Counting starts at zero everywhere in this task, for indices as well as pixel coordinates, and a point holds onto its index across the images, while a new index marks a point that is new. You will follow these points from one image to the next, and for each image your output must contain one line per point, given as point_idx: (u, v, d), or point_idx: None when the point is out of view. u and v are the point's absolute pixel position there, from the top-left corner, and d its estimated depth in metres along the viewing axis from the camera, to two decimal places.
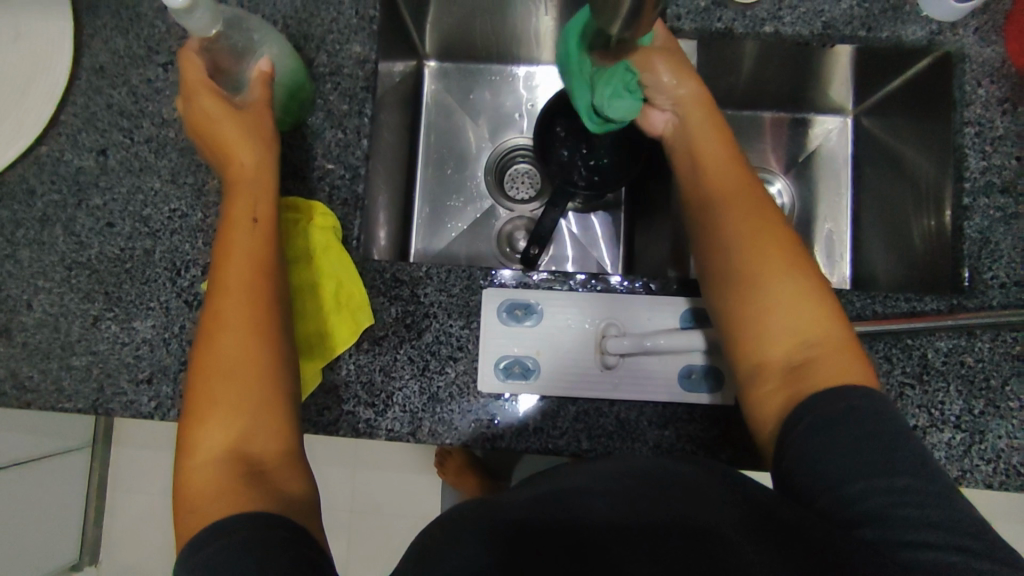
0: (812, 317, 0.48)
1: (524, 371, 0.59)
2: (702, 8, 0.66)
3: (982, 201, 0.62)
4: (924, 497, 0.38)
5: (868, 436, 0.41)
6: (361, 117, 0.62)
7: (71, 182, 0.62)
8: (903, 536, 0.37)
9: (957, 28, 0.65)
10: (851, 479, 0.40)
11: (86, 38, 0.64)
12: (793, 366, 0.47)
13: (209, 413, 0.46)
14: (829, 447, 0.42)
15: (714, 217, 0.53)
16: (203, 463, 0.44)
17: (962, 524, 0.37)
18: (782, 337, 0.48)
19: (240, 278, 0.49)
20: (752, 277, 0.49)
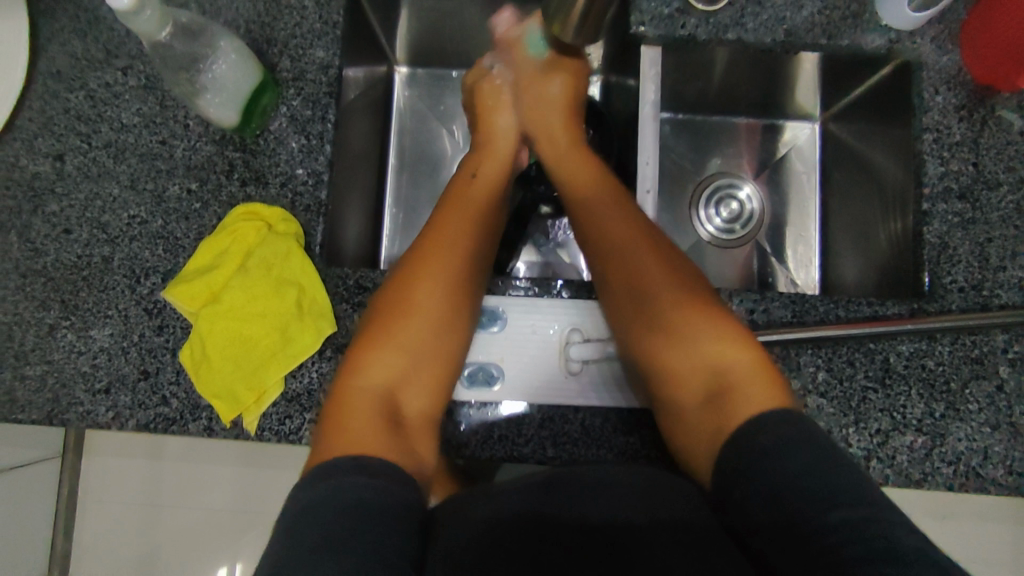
0: (726, 342, 0.52)
1: (487, 378, 0.59)
2: (666, 14, 0.66)
3: (941, 207, 0.63)
4: (847, 499, 0.40)
5: (816, 463, 0.42)
6: (324, 123, 0.61)
7: (27, 188, 0.61)
8: (831, 527, 0.39)
9: (916, 36, 0.66)
10: (817, 500, 0.41)
11: (42, 41, 0.62)
12: (713, 397, 0.51)
13: (385, 357, 0.53)
14: (759, 460, 0.44)
15: (603, 232, 0.60)
16: (367, 400, 0.51)
17: (888, 530, 0.38)
18: (703, 365, 0.52)
19: (439, 275, 0.56)
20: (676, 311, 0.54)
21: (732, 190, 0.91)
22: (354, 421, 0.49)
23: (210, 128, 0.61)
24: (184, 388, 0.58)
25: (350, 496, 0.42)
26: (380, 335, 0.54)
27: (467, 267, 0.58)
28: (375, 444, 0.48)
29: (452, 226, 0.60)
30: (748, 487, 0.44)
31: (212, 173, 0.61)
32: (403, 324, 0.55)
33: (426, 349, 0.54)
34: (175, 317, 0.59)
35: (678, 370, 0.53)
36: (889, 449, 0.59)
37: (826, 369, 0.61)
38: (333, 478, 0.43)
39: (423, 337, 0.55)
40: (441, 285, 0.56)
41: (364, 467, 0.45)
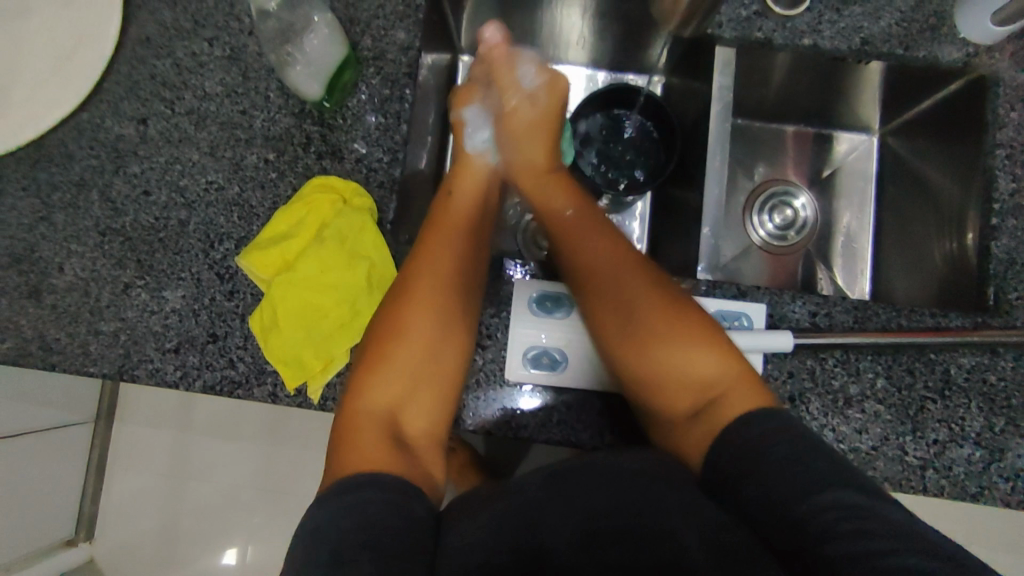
0: (698, 350, 0.54)
1: (551, 362, 0.59)
2: (744, 17, 0.67)
3: (1010, 222, 0.63)
4: (823, 485, 0.43)
5: (794, 458, 0.45)
6: (402, 103, 0.62)
7: (111, 149, 0.62)
8: (821, 508, 0.42)
9: (994, 52, 0.66)
10: (815, 491, 0.43)
11: (134, 8, 0.64)
12: (699, 410, 0.53)
13: (388, 374, 0.55)
14: (761, 463, 0.46)
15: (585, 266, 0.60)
16: (375, 416, 0.54)
17: (876, 511, 0.41)
18: (683, 385, 0.54)
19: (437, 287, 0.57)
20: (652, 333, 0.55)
21: (787, 198, 0.92)
22: (363, 436, 0.52)
23: (290, 101, 0.62)
24: (250, 353, 0.58)
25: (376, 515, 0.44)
26: (377, 360, 0.56)
27: (460, 294, 0.58)
28: (381, 458, 0.50)
29: (439, 253, 0.59)
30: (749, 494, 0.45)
31: (290, 145, 0.62)
32: (395, 351, 0.56)
33: (428, 362, 0.56)
34: (246, 283, 0.60)
35: (675, 378, 0.54)
36: (946, 459, 0.59)
37: (886, 376, 0.60)
38: (351, 493, 0.46)
39: (420, 348, 0.56)
40: (428, 321, 0.56)
41: (365, 485, 0.47)
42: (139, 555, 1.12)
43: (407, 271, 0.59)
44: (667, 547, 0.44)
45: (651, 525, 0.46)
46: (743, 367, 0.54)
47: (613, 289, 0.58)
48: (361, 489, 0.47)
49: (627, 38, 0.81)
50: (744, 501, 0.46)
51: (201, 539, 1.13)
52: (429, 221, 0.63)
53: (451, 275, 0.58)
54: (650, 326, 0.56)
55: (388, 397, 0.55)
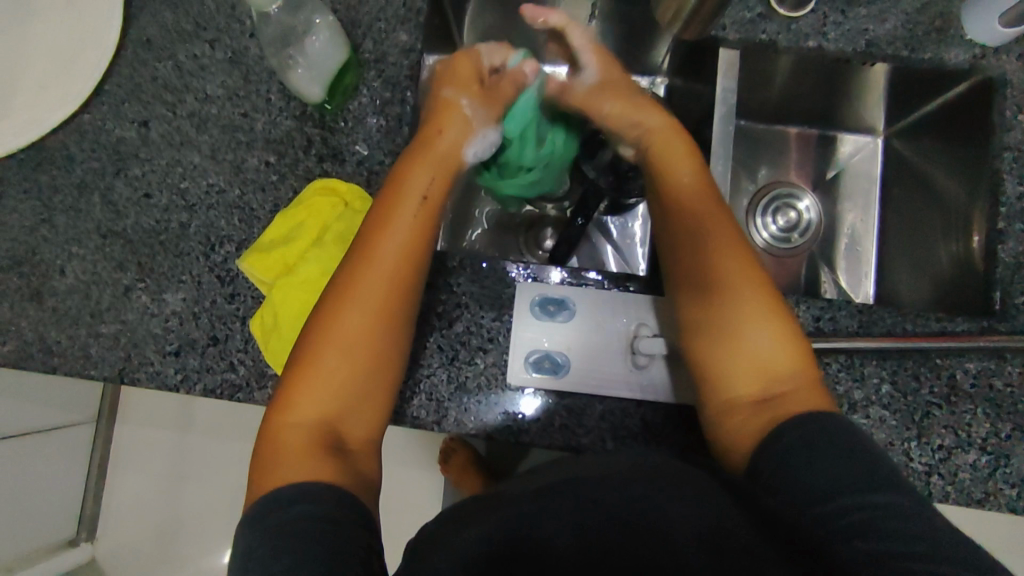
0: (772, 341, 0.52)
1: (553, 366, 0.58)
2: (748, 19, 0.66)
3: (1018, 226, 0.62)
4: (864, 487, 0.44)
5: (837, 463, 0.45)
6: (404, 105, 0.62)
7: (112, 152, 0.62)
8: (844, 510, 0.43)
9: (1001, 53, 0.65)
10: (844, 491, 0.44)
11: (136, 10, 0.64)
12: (763, 398, 0.51)
13: (318, 380, 0.50)
14: (799, 470, 0.46)
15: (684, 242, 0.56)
16: (301, 429, 0.49)
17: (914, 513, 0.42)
18: (754, 378, 0.52)
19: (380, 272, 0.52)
20: (737, 314, 0.53)
21: (790, 200, 0.91)
22: (286, 452, 0.48)
23: (291, 104, 0.62)
24: (251, 356, 0.58)
25: (298, 532, 0.41)
26: (303, 371, 0.51)
27: (394, 301, 0.52)
28: (310, 473, 0.46)
29: (381, 256, 0.52)
30: (782, 484, 0.46)
31: (291, 148, 0.62)
32: (320, 364, 0.51)
33: (365, 356, 0.51)
34: (246, 287, 0.59)
35: (754, 361, 0.52)
36: (952, 466, 0.58)
37: (891, 382, 0.60)
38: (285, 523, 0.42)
39: (359, 339, 0.51)
40: (361, 331, 0.51)
41: (301, 496, 0.44)
42: (140, 555, 1.12)
43: (342, 275, 0.53)
44: (670, 554, 0.42)
45: (654, 530, 0.44)
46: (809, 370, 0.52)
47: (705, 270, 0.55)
48: (291, 502, 0.44)
49: (630, 39, 0.81)
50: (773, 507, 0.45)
51: (202, 540, 1.13)
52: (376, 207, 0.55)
53: (387, 284, 0.52)
54: (740, 307, 0.53)
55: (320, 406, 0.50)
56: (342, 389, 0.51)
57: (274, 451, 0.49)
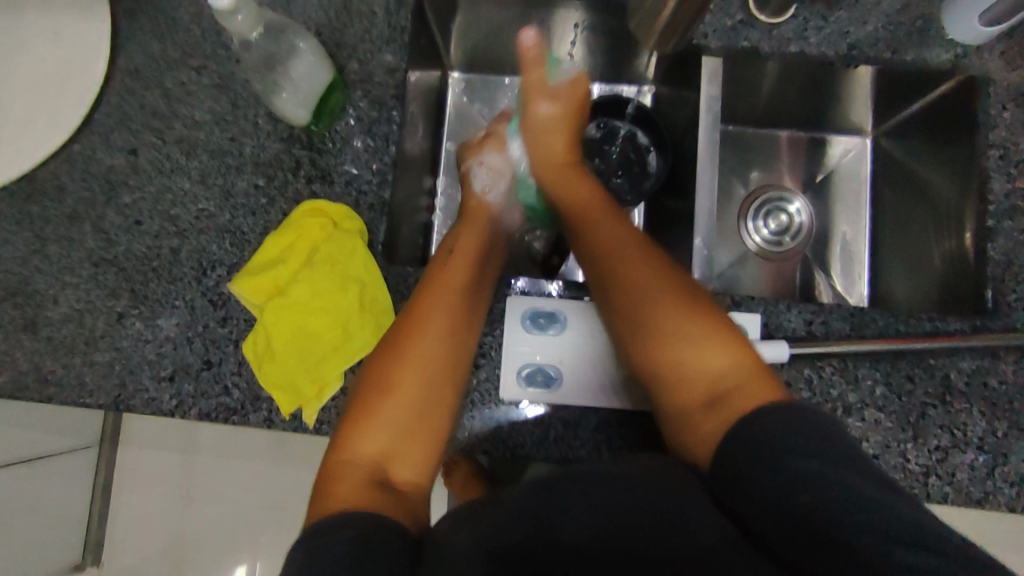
0: (696, 324, 0.52)
1: (546, 379, 0.58)
2: (729, 26, 0.67)
3: (1007, 224, 0.62)
4: (835, 478, 0.41)
5: (818, 447, 0.43)
6: (390, 123, 0.62)
7: (103, 180, 0.63)
8: (825, 505, 0.40)
9: (983, 52, 0.65)
10: (830, 476, 0.41)
11: (123, 40, 0.65)
12: (713, 402, 0.49)
13: (377, 419, 0.51)
14: (774, 457, 0.43)
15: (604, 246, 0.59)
16: (360, 467, 0.49)
17: (886, 505, 0.39)
18: (690, 374, 0.51)
19: (443, 315, 0.55)
20: (663, 324, 0.52)
21: (782, 203, 0.91)
22: (344, 486, 0.47)
23: (278, 127, 0.63)
24: (245, 379, 0.58)
25: (332, 554, 0.40)
26: (366, 406, 0.52)
27: (449, 346, 0.55)
28: (363, 503, 0.46)
29: (439, 304, 0.56)
30: (750, 484, 0.43)
31: (279, 171, 0.62)
32: (387, 397, 0.52)
33: (425, 395, 0.52)
34: (239, 310, 0.60)
35: (672, 358, 0.52)
36: (949, 466, 0.58)
37: (885, 383, 0.60)
38: (327, 533, 0.42)
39: (421, 369, 0.53)
40: (421, 362, 0.53)
41: (356, 522, 0.43)
42: None
43: (403, 316, 0.56)
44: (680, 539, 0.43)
45: (651, 525, 0.44)
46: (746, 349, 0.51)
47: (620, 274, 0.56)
48: (332, 530, 0.43)
49: (615, 51, 0.81)
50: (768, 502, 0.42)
51: (208, 560, 1.13)
52: (424, 280, 0.59)
53: (443, 329, 0.55)
54: (664, 312, 0.53)
55: (375, 439, 0.51)
56: (399, 424, 0.51)
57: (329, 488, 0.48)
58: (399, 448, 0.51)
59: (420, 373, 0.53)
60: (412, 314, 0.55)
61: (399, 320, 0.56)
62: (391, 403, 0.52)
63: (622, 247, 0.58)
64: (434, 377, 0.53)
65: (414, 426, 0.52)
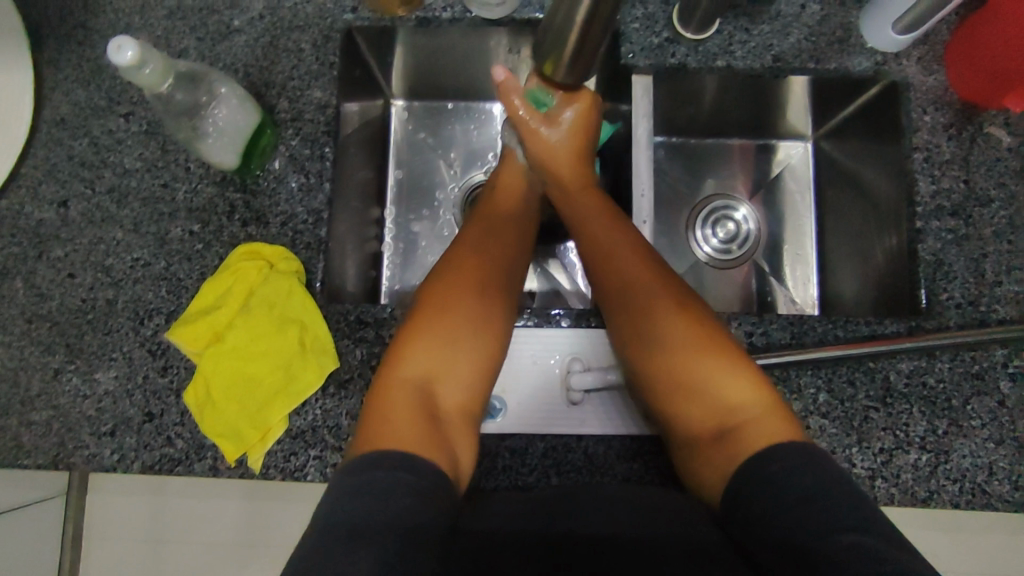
0: (729, 371, 0.51)
1: (489, 410, 0.58)
2: (656, 44, 0.68)
3: (934, 224, 0.64)
4: (839, 521, 0.40)
5: (826, 489, 0.42)
6: (323, 161, 0.62)
7: (32, 235, 0.62)
8: (824, 539, 0.39)
9: (901, 58, 0.67)
10: (841, 530, 0.39)
11: (47, 91, 0.64)
12: (723, 433, 0.49)
13: (431, 344, 0.52)
14: (768, 485, 0.43)
15: (625, 291, 0.56)
16: (408, 389, 0.49)
17: (886, 554, 0.37)
18: (707, 406, 0.50)
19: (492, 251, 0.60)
20: (676, 355, 0.52)
21: (728, 211, 0.91)
22: (397, 409, 0.48)
23: (210, 170, 0.62)
24: (188, 428, 0.58)
25: (375, 487, 0.40)
26: (424, 324, 0.53)
27: (499, 308, 0.55)
28: (415, 433, 0.46)
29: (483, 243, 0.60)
30: (750, 501, 0.44)
31: (214, 215, 0.62)
32: (450, 316, 0.53)
33: (483, 319, 0.54)
34: (179, 358, 0.59)
35: (684, 405, 0.51)
36: (894, 467, 0.59)
37: (827, 390, 0.60)
38: (371, 469, 0.42)
39: (479, 292, 0.55)
40: (480, 286, 0.56)
41: (403, 456, 0.43)
42: None
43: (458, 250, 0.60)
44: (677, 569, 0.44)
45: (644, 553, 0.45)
46: (770, 395, 0.50)
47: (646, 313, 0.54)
48: (381, 460, 0.43)
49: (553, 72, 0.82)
50: (753, 515, 0.43)
51: None
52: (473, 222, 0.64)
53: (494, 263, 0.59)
54: (675, 348, 0.52)
55: (428, 364, 0.51)
56: (454, 348, 0.52)
57: (384, 405, 0.48)
58: (453, 375, 0.52)
59: (479, 297, 0.55)
60: (463, 251, 0.59)
61: (450, 260, 0.59)
62: (446, 329, 0.53)
63: (631, 274, 0.57)
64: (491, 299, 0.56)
65: (472, 351, 0.53)
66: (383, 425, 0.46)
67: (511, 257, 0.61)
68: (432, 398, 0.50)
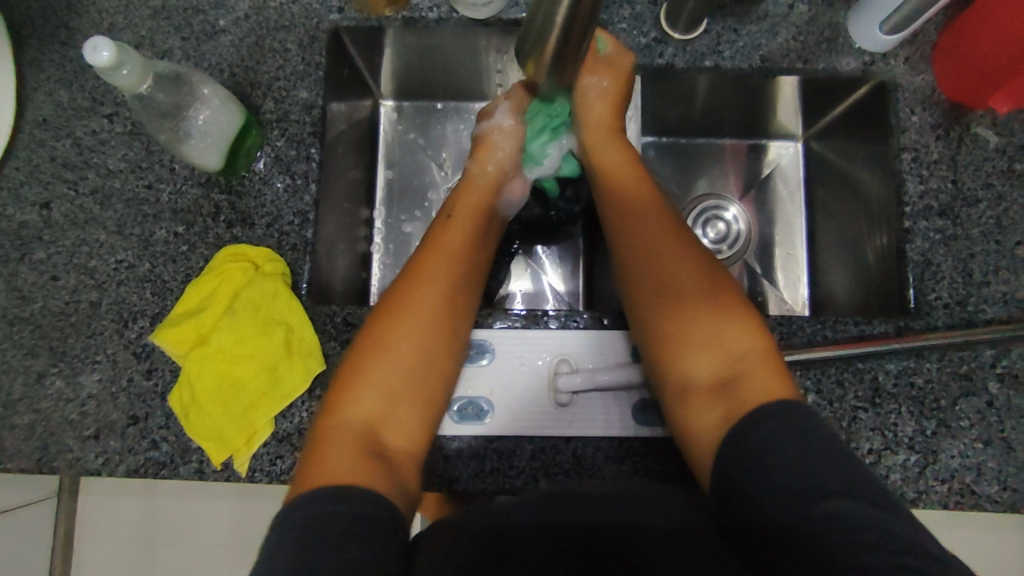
0: (731, 327, 0.52)
1: (477, 412, 0.58)
2: (644, 45, 0.68)
3: (922, 224, 0.64)
4: (834, 486, 0.41)
5: (823, 453, 0.42)
6: (308, 162, 0.62)
7: (15, 237, 0.61)
8: (817, 516, 0.40)
9: (888, 58, 0.67)
10: (831, 497, 0.40)
11: (29, 91, 0.64)
12: (722, 384, 0.50)
13: (375, 374, 0.51)
14: (757, 455, 0.44)
15: (636, 249, 0.57)
16: (348, 428, 0.49)
17: (878, 525, 0.38)
18: (710, 352, 0.51)
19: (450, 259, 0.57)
20: (676, 305, 0.53)
21: (719, 211, 0.90)
22: (336, 448, 0.47)
23: (195, 171, 0.62)
24: (174, 431, 0.57)
25: (326, 525, 0.40)
26: (373, 349, 0.52)
27: (448, 323, 0.55)
28: (355, 471, 0.46)
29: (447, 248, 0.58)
30: (741, 474, 0.44)
31: (199, 216, 0.61)
32: (399, 337, 0.52)
33: (428, 339, 0.53)
34: (163, 360, 0.59)
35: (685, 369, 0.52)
36: (883, 467, 0.59)
37: (816, 390, 0.60)
38: (310, 506, 0.42)
39: (425, 313, 0.54)
40: (432, 302, 0.54)
41: (344, 495, 0.43)
42: None
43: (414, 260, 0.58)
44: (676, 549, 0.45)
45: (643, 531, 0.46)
46: (772, 354, 0.51)
47: (662, 282, 0.55)
48: (315, 501, 0.42)
49: None
50: (738, 480, 0.44)
51: None
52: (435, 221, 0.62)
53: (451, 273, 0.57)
54: (681, 298, 0.53)
55: (369, 395, 0.51)
56: (398, 378, 0.52)
57: (321, 446, 0.48)
58: (394, 410, 0.51)
59: (428, 316, 0.54)
60: (421, 260, 0.57)
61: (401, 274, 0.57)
62: (393, 355, 0.52)
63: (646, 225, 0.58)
64: (441, 319, 0.54)
65: (416, 373, 0.52)
66: (324, 463, 0.46)
67: (475, 263, 0.60)
68: (371, 433, 0.50)
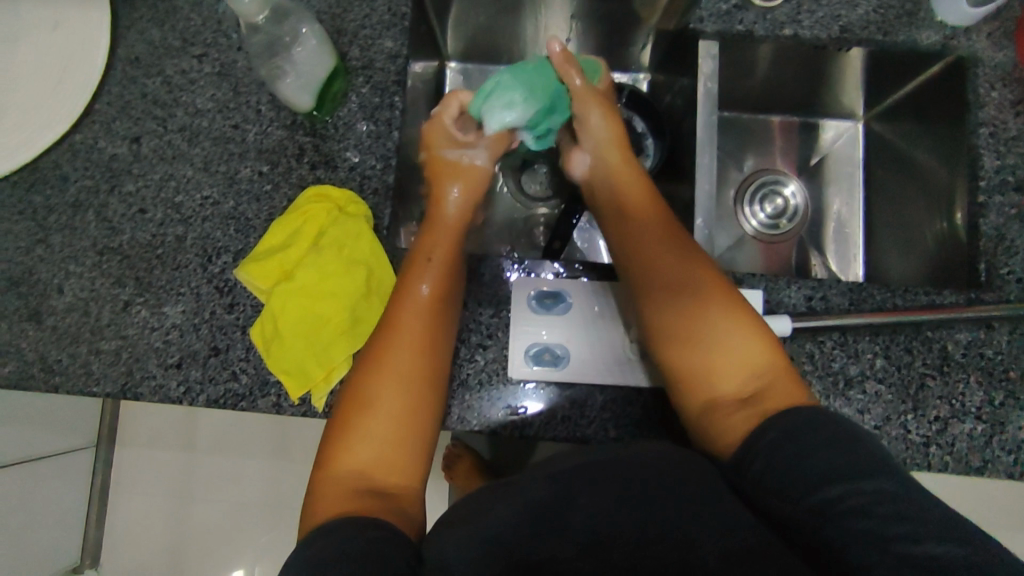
0: (741, 337, 0.51)
1: (554, 358, 0.59)
2: (724, 11, 0.68)
3: (997, 200, 0.64)
4: (858, 469, 0.41)
5: (839, 447, 0.42)
6: (392, 109, 0.63)
7: (105, 169, 0.63)
8: (835, 497, 0.40)
9: (971, 33, 0.67)
10: (860, 475, 0.40)
11: (123, 29, 0.65)
12: (746, 400, 0.49)
13: (368, 418, 0.50)
14: (790, 456, 0.43)
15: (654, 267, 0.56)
16: (348, 472, 0.48)
17: (905, 496, 0.39)
18: (727, 370, 0.50)
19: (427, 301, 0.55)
20: (694, 334, 0.52)
21: (777, 186, 0.93)
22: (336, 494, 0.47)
23: (281, 113, 0.63)
24: (252, 364, 0.58)
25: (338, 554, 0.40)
26: (362, 393, 0.51)
27: (430, 357, 0.53)
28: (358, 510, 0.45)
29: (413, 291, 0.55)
30: (768, 477, 0.43)
31: (283, 156, 0.62)
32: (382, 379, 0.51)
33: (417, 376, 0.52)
34: (245, 295, 0.60)
35: (710, 377, 0.50)
36: (949, 436, 0.59)
37: (885, 356, 0.61)
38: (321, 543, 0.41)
39: (407, 352, 0.52)
40: (411, 344, 0.53)
41: (365, 527, 0.43)
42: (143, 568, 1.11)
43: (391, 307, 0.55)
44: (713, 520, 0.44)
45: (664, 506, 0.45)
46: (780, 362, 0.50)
47: (680, 299, 0.53)
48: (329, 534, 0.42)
49: (611, 37, 0.82)
50: (763, 481, 0.44)
51: (212, 552, 1.11)
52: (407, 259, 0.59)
53: (427, 313, 0.54)
54: (704, 320, 0.52)
55: (365, 443, 0.49)
56: (393, 415, 0.50)
57: (329, 491, 0.47)
58: (390, 454, 0.50)
59: (407, 358, 0.52)
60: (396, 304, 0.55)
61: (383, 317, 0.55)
62: (387, 394, 0.51)
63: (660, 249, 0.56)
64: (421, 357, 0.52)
65: (412, 408, 0.51)
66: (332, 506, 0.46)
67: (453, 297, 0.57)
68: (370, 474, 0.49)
